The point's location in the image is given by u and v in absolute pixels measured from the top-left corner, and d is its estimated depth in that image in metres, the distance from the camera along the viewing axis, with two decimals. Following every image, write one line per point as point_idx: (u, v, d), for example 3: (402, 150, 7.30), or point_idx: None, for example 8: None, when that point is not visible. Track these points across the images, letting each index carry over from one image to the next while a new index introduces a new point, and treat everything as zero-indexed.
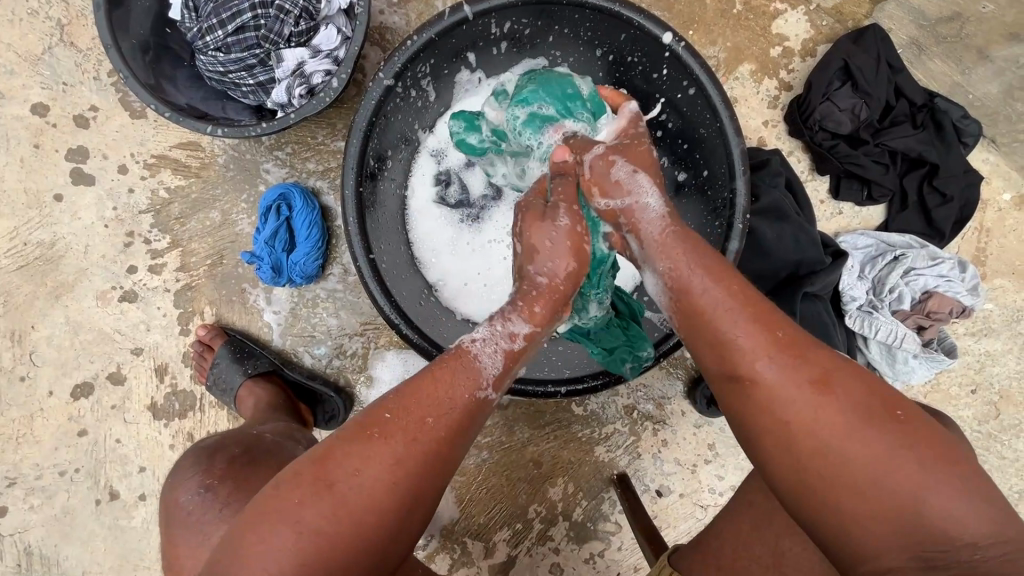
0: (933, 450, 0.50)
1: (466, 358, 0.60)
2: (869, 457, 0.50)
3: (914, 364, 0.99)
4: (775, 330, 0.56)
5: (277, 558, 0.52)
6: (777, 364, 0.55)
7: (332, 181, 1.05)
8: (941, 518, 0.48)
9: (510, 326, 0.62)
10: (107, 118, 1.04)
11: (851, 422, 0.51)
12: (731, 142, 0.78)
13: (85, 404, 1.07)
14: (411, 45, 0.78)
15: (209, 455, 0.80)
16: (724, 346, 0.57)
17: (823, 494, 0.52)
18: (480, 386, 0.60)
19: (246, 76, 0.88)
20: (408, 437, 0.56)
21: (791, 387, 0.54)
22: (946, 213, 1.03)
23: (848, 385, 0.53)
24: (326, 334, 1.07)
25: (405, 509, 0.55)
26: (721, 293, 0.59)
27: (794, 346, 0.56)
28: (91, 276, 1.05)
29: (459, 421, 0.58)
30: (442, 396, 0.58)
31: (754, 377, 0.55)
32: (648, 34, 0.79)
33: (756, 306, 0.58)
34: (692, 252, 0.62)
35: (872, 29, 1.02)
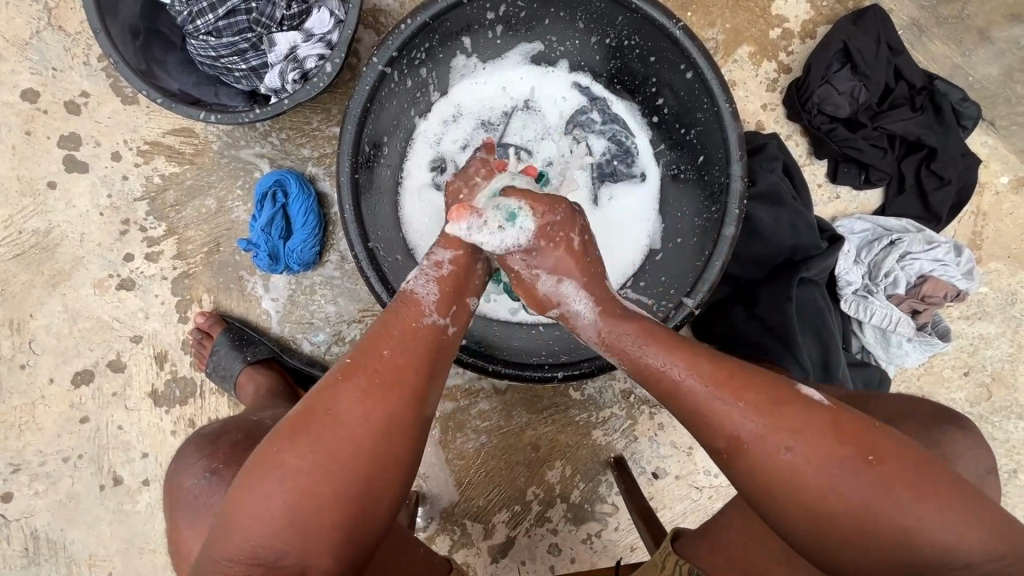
0: (916, 473, 0.52)
1: (417, 301, 0.67)
2: (862, 498, 0.52)
3: (907, 347, 1.00)
4: (743, 394, 0.57)
5: (270, 507, 0.55)
6: (755, 427, 0.56)
7: (327, 167, 1.04)
8: (935, 543, 0.51)
9: (434, 257, 0.71)
10: (99, 104, 1.03)
11: (835, 472, 0.53)
12: (729, 128, 0.77)
13: (86, 391, 1.07)
14: (405, 28, 0.76)
15: (211, 442, 0.81)
16: (705, 422, 0.58)
17: (825, 546, 0.54)
18: (425, 313, 0.66)
19: (239, 60, 0.87)
20: (372, 371, 0.60)
21: (770, 452, 0.55)
22: (943, 197, 1.03)
23: (827, 437, 0.54)
24: (325, 321, 1.07)
25: (391, 436, 0.58)
26: (690, 375, 0.59)
27: (762, 399, 0.57)
28: (88, 264, 1.05)
29: (415, 344, 0.64)
30: (395, 328, 0.64)
31: (734, 445, 0.56)
32: (645, 17, 0.78)
33: (720, 373, 0.59)
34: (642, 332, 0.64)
35: (872, 10, 1.00)
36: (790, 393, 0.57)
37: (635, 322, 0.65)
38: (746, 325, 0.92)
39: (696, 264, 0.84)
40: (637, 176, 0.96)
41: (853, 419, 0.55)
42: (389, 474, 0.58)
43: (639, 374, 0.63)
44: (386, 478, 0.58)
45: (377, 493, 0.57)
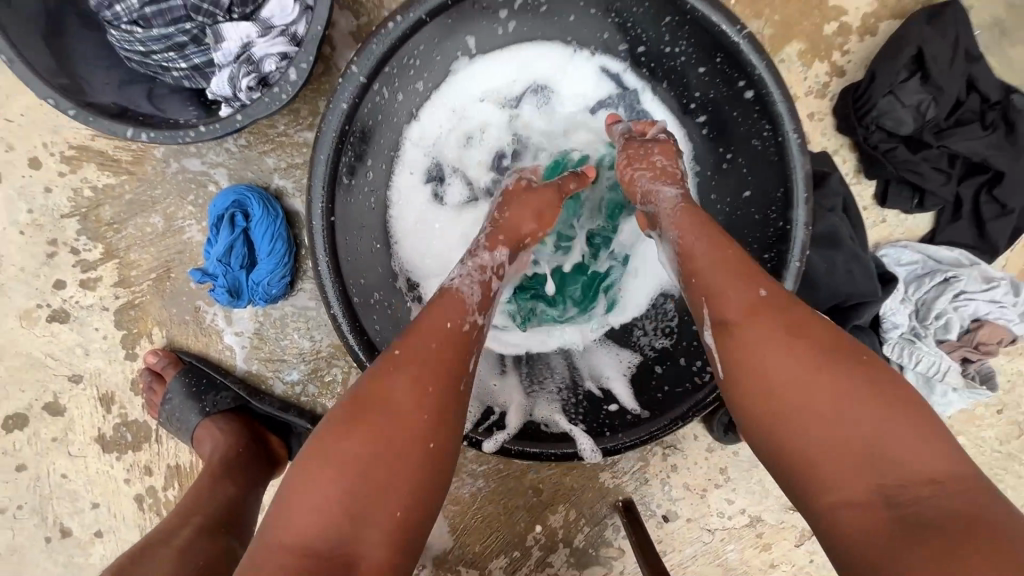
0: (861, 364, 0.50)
1: (454, 301, 0.60)
2: (801, 382, 0.49)
3: (953, 397, 0.91)
4: (752, 278, 0.56)
5: (315, 503, 0.46)
6: (750, 304, 0.54)
7: (297, 181, 0.87)
8: (895, 462, 0.45)
9: (479, 259, 0.65)
10: (8, 96, 0.82)
11: (785, 349, 0.51)
12: (795, 162, 0.63)
13: (21, 437, 0.93)
14: (396, 28, 0.60)
15: None
16: (713, 286, 0.56)
17: (798, 462, 0.49)
18: (468, 312, 0.60)
19: (176, 58, 0.67)
20: (417, 358, 0.54)
21: (755, 330, 0.53)
22: (1003, 227, 0.91)
23: (800, 334, 0.52)
24: (299, 357, 0.93)
25: (442, 424, 0.52)
26: (704, 243, 0.59)
27: (749, 274, 0.56)
28: (11, 292, 0.88)
29: (450, 355, 0.55)
30: (438, 325, 0.57)
31: (721, 327, 0.55)
32: (699, 19, 0.63)
33: (740, 261, 0.57)
34: (700, 228, 0.60)
35: (951, 6, 0.83)
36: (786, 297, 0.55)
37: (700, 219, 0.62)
38: None
39: None
40: None
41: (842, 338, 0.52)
42: (443, 467, 0.51)
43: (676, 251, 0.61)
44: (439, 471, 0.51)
45: (434, 484, 0.50)
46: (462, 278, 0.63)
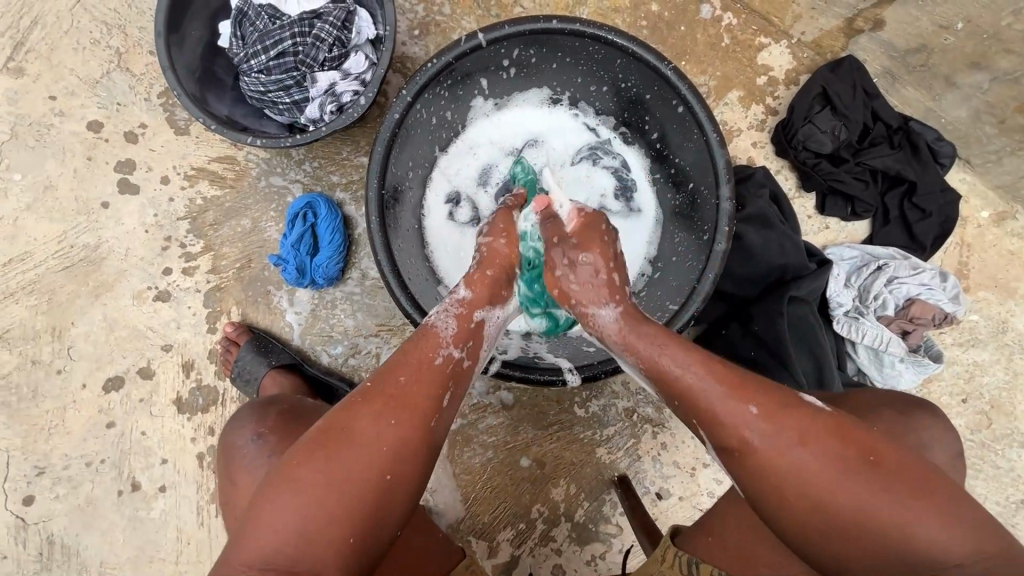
0: (856, 452, 0.61)
1: (442, 353, 0.71)
2: (815, 486, 0.60)
3: (901, 368, 1.04)
4: (754, 397, 0.64)
5: (280, 523, 0.60)
6: (756, 428, 0.62)
7: (354, 194, 1.14)
8: (930, 545, 0.58)
9: (455, 296, 0.77)
10: (154, 134, 1.14)
11: (794, 459, 0.61)
12: (717, 154, 0.86)
13: (115, 397, 1.13)
14: (431, 67, 0.86)
15: (262, 408, 0.84)
16: (719, 425, 0.64)
17: (833, 550, 0.61)
18: (443, 345, 0.71)
19: (284, 95, 0.99)
20: (386, 392, 0.66)
21: (781, 455, 0.61)
22: (926, 227, 1.10)
23: (824, 441, 0.61)
24: (343, 334, 1.14)
25: (407, 452, 0.64)
26: (693, 369, 0.66)
27: (743, 393, 0.64)
28: (130, 276, 1.14)
29: (420, 385, 0.67)
30: (414, 358, 0.69)
31: (744, 447, 0.63)
32: (640, 59, 0.88)
33: (728, 380, 0.65)
34: (658, 337, 0.70)
35: (848, 60, 1.10)
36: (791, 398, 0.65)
37: (653, 326, 0.72)
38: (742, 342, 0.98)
39: (690, 279, 0.91)
40: (635, 210, 1.05)
41: (849, 425, 0.63)
42: (400, 495, 0.64)
43: (655, 373, 0.69)
44: (395, 499, 0.63)
45: (389, 504, 0.63)
46: (447, 323, 0.73)
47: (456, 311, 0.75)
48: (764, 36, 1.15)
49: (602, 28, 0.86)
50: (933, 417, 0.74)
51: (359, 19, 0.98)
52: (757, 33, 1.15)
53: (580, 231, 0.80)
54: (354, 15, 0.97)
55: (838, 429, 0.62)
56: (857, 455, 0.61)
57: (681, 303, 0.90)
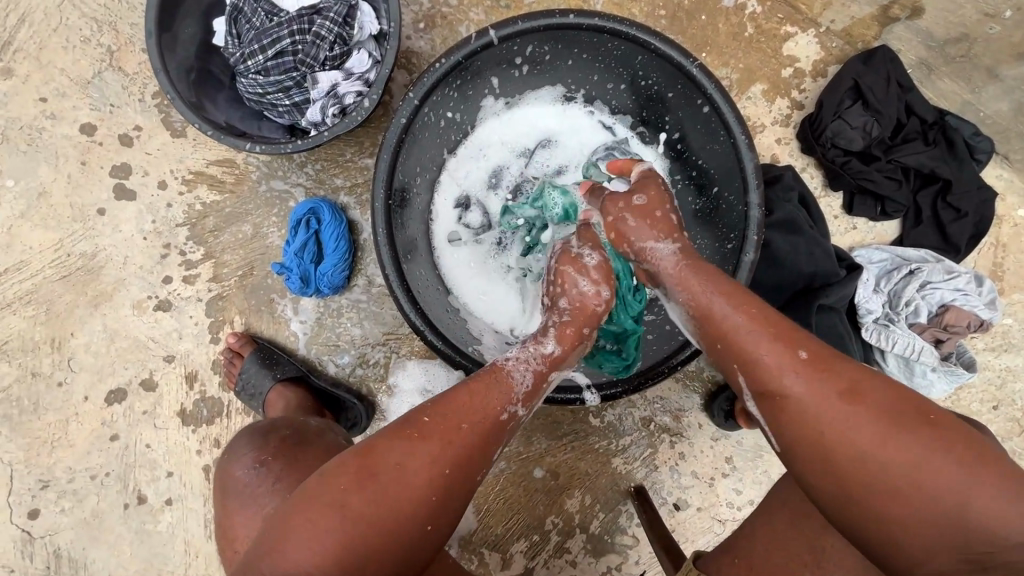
0: (912, 412, 0.54)
1: (506, 408, 0.66)
2: (860, 438, 0.54)
3: (933, 378, 1.00)
4: (795, 343, 0.59)
5: (311, 548, 0.56)
6: (798, 373, 0.57)
7: (358, 197, 1.09)
8: (994, 521, 0.50)
9: (539, 346, 0.71)
10: (150, 136, 1.10)
11: (832, 408, 0.55)
12: (745, 158, 0.80)
13: (118, 409, 1.11)
14: (439, 67, 0.81)
15: (262, 433, 0.83)
16: (755, 364, 0.59)
17: (870, 516, 0.54)
18: (512, 401, 0.66)
19: (283, 97, 0.94)
20: (448, 441, 0.61)
21: (818, 398, 0.56)
22: (961, 228, 1.04)
23: (872, 393, 0.55)
24: (350, 344, 1.10)
25: (449, 502, 0.61)
26: (733, 309, 0.63)
27: (788, 338, 0.59)
28: (129, 285, 1.10)
29: (479, 438, 0.63)
30: (480, 407, 0.64)
31: (780, 391, 0.58)
32: (663, 56, 0.82)
33: (775, 323, 0.61)
34: (702, 278, 0.66)
35: (881, 51, 1.03)
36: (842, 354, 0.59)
37: (704, 270, 0.67)
38: None
39: None
40: None
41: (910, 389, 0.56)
42: (437, 542, 0.61)
43: (699, 316, 0.65)
44: (431, 544, 0.61)
45: (416, 553, 0.60)
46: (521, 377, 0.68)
47: (533, 358, 0.70)
48: (790, 25, 1.08)
49: (623, 23, 0.80)
50: None
51: (361, 14, 0.93)
52: (783, 22, 1.08)
53: (639, 233, 0.72)
54: (355, 11, 0.92)
55: (895, 390, 0.56)
56: (912, 416, 0.54)
57: None
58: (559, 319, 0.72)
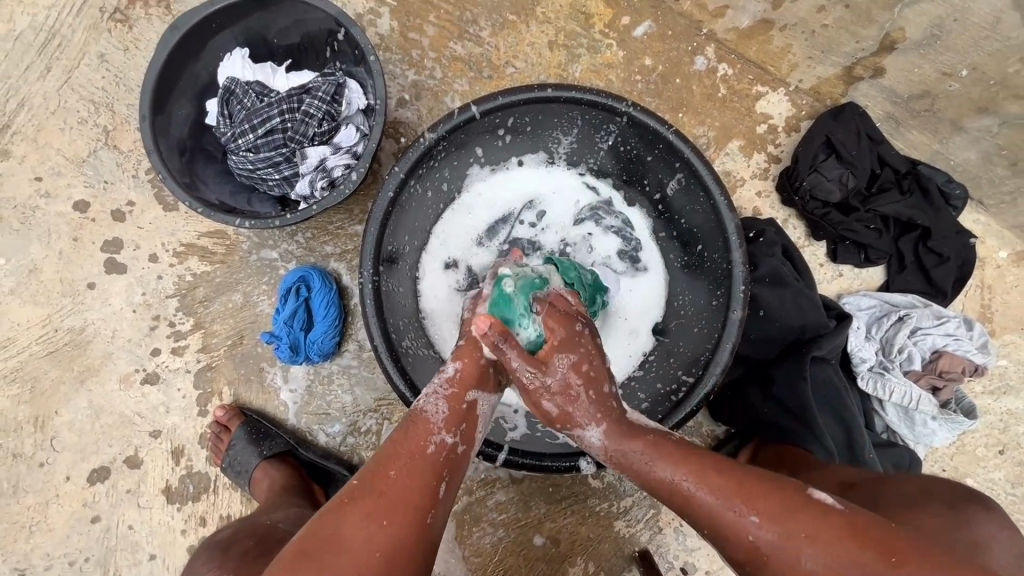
0: (870, 549, 0.53)
1: (429, 441, 0.65)
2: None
3: (934, 425, 0.98)
4: (750, 502, 0.59)
5: None
6: (758, 532, 0.58)
7: (349, 263, 1.10)
8: None
9: (443, 371, 0.71)
10: (142, 211, 1.11)
11: (803, 567, 0.55)
12: (725, 218, 0.82)
13: (100, 489, 1.07)
14: (424, 142, 0.84)
15: (221, 552, 0.81)
16: (720, 532, 0.60)
17: None
18: (432, 432, 0.66)
19: (273, 172, 0.97)
20: (375, 493, 0.60)
21: (789, 562, 0.56)
22: (944, 273, 1.05)
23: (831, 539, 0.55)
24: (341, 411, 1.08)
25: (394, 553, 0.57)
26: (682, 474, 0.63)
27: (742, 494, 0.60)
28: (117, 359, 1.09)
29: (415, 475, 0.62)
30: (402, 450, 0.64)
31: (753, 555, 0.58)
32: (639, 123, 0.85)
33: (724, 482, 0.61)
34: (637, 442, 0.67)
35: (849, 106, 1.07)
36: (795, 497, 0.59)
37: (637, 437, 0.67)
38: (765, 408, 0.93)
39: (706, 347, 0.86)
40: (642, 270, 1.00)
41: (865, 519, 0.56)
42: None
43: (654, 489, 0.65)
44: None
45: None
46: (429, 399, 0.69)
47: (438, 383, 0.70)
48: (761, 84, 1.13)
49: (600, 95, 0.84)
50: (987, 512, 0.68)
51: (348, 91, 0.97)
52: (753, 82, 1.13)
53: (563, 417, 0.69)
54: (343, 88, 0.96)
55: (851, 525, 0.55)
56: (877, 556, 0.53)
57: (698, 374, 0.85)
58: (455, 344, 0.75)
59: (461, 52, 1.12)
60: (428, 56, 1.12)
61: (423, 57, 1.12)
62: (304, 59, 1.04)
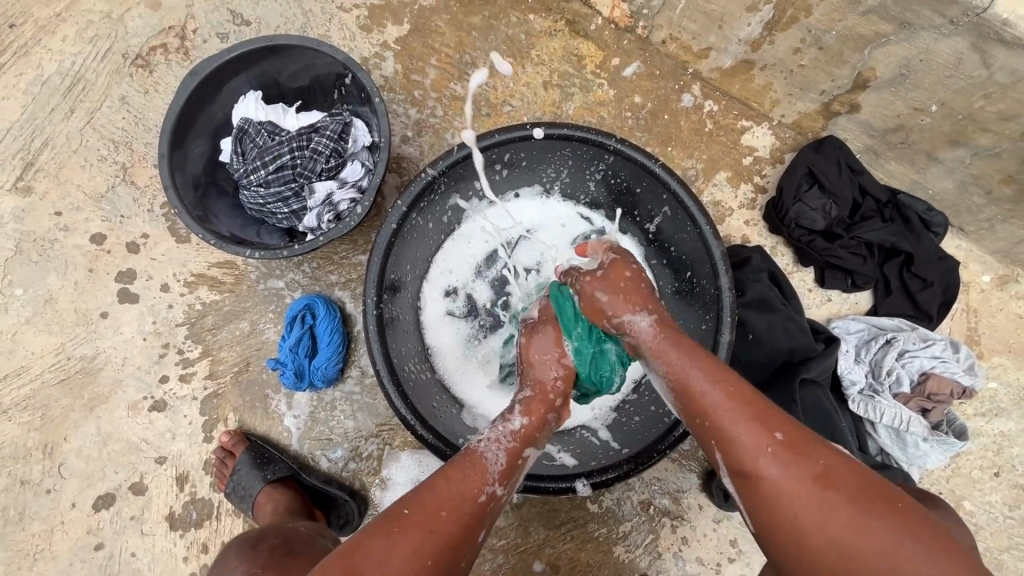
0: (876, 497, 0.57)
1: (482, 489, 0.67)
2: (831, 523, 0.56)
3: (926, 447, 1.00)
4: (771, 424, 0.62)
5: None
6: (772, 456, 0.60)
7: (353, 291, 1.14)
8: None
9: (509, 421, 0.73)
10: (156, 243, 1.16)
11: (803, 491, 0.58)
12: (712, 245, 0.86)
13: (105, 516, 1.08)
14: (424, 178, 0.89)
15: (251, 547, 0.83)
16: (731, 440, 0.62)
17: None
18: (488, 481, 0.67)
19: (282, 206, 1.02)
20: (425, 529, 0.62)
21: (791, 482, 0.59)
22: (930, 297, 1.09)
23: (840, 483, 0.58)
24: (343, 437, 1.11)
25: None
26: (713, 387, 0.64)
27: (764, 418, 0.62)
28: (126, 386, 1.12)
29: (459, 519, 0.64)
30: (456, 491, 0.66)
31: (758, 471, 0.60)
32: (628, 157, 0.90)
33: (749, 403, 0.64)
34: (678, 349, 0.68)
35: (829, 139, 1.13)
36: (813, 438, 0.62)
37: (680, 338, 0.70)
38: None
39: None
40: None
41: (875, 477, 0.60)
42: None
43: (679, 388, 0.67)
44: None
45: None
46: (487, 441, 0.71)
47: (500, 428, 0.72)
48: (745, 119, 1.19)
49: (590, 132, 0.89)
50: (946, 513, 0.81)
51: (354, 130, 1.03)
52: (738, 118, 1.19)
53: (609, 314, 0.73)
54: (349, 127, 1.02)
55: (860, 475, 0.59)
56: (879, 502, 0.57)
57: None
58: (524, 394, 0.75)
59: (461, 92, 1.19)
60: (429, 96, 1.19)
61: (425, 97, 1.19)
62: (313, 100, 1.10)
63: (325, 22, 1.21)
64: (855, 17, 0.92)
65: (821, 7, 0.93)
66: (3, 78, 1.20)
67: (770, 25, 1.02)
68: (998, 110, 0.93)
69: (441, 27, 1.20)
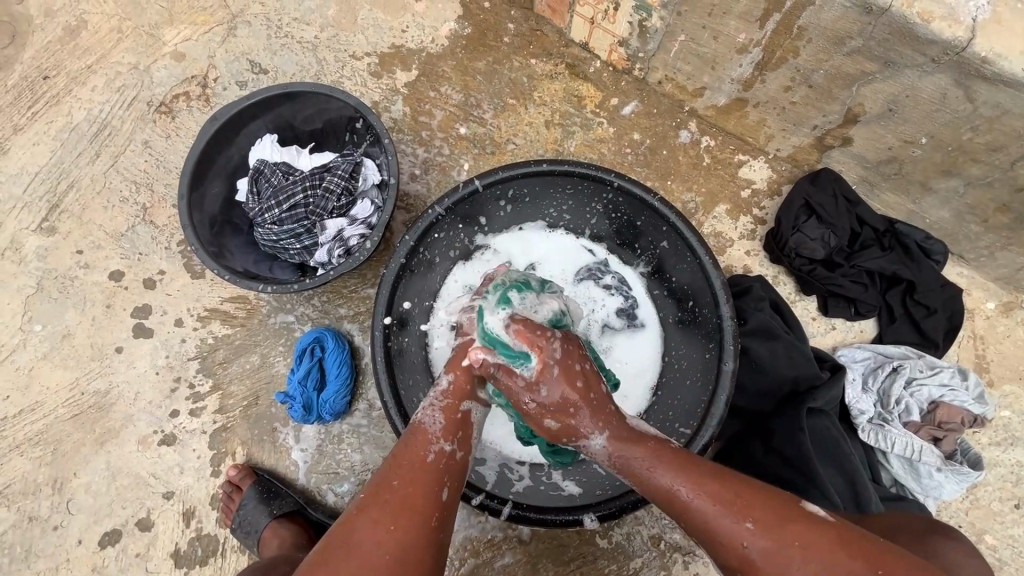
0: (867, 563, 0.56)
1: (433, 451, 0.67)
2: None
3: (940, 478, 0.98)
4: (747, 513, 0.60)
5: None
6: (756, 546, 0.59)
7: (361, 324, 1.16)
8: None
9: (437, 385, 0.75)
10: (172, 279, 1.20)
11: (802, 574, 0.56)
12: (712, 275, 0.88)
13: (110, 552, 1.08)
14: (431, 214, 0.92)
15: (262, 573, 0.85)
16: (711, 538, 0.61)
17: None
18: (432, 441, 0.68)
19: (295, 242, 1.06)
20: (382, 500, 0.62)
21: (782, 568, 0.57)
22: (934, 324, 1.09)
23: (835, 553, 0.57)
24: (350, 470, 1.11)
25: (408, 554, 0.59)
26: (685, 492, 0.62)
27: (737, 505, 0.61)
28: (137, 421, 1.14)
29: (421, 484, 0.64)
30: (406, 459, 0.66)
31: (748, 564, 0.59)
32: (628, 191, 0.93)
33: (725, 496, 0.61)
34: (644, 461, 0.66)
35: (824, 171, 1.16)
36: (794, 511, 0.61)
37: (640, 445, 0.67)
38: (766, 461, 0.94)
39: (702, 399, 0.89)
40: (638, 326, 1.05)
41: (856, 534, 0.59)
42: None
43: (653, 495, 0.65)
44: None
45: None
46: (422, 407, 0.73)
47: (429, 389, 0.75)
48: (742, 153, 1.23)
49: (590, 168, 0.93)
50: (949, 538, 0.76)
51: (365, 169, 1.07)
52: (734, 152, 1.23)
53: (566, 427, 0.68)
54: (360, 167, 1.07)
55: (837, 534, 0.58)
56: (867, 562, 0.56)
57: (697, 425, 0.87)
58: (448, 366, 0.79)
59: (467, 132, 1.25)
60: (436, 135, 1.25)
61: (432, 137, 1.25)
62: (326, 142, 1.16)
63: (338, 69, 1.28)
64: (840, 57, 0.96)
65: (809, 48, 0.98)
66: (35, 125, 1.27)
67: (760, 65, 1.06)
68: (986, 141, 0.96)
69: (447, 72, 1.27)
